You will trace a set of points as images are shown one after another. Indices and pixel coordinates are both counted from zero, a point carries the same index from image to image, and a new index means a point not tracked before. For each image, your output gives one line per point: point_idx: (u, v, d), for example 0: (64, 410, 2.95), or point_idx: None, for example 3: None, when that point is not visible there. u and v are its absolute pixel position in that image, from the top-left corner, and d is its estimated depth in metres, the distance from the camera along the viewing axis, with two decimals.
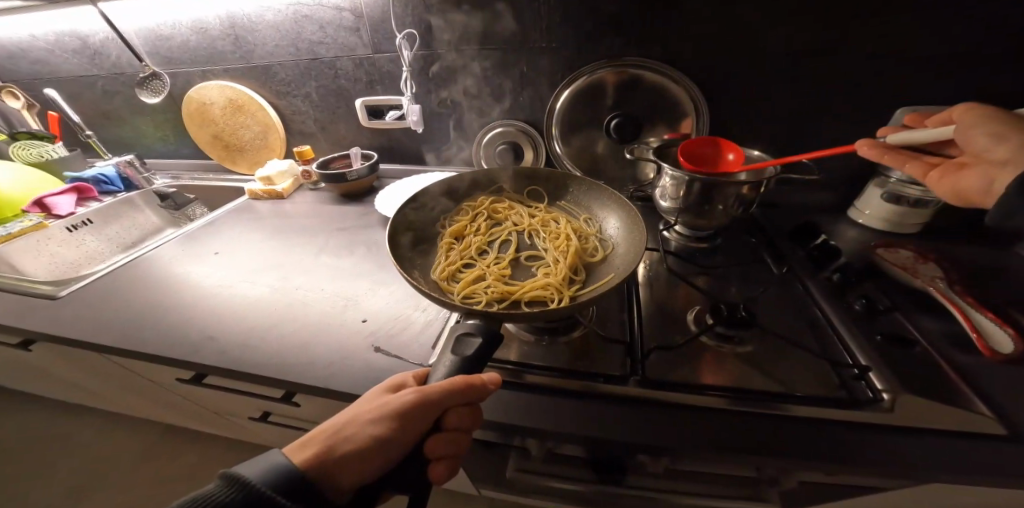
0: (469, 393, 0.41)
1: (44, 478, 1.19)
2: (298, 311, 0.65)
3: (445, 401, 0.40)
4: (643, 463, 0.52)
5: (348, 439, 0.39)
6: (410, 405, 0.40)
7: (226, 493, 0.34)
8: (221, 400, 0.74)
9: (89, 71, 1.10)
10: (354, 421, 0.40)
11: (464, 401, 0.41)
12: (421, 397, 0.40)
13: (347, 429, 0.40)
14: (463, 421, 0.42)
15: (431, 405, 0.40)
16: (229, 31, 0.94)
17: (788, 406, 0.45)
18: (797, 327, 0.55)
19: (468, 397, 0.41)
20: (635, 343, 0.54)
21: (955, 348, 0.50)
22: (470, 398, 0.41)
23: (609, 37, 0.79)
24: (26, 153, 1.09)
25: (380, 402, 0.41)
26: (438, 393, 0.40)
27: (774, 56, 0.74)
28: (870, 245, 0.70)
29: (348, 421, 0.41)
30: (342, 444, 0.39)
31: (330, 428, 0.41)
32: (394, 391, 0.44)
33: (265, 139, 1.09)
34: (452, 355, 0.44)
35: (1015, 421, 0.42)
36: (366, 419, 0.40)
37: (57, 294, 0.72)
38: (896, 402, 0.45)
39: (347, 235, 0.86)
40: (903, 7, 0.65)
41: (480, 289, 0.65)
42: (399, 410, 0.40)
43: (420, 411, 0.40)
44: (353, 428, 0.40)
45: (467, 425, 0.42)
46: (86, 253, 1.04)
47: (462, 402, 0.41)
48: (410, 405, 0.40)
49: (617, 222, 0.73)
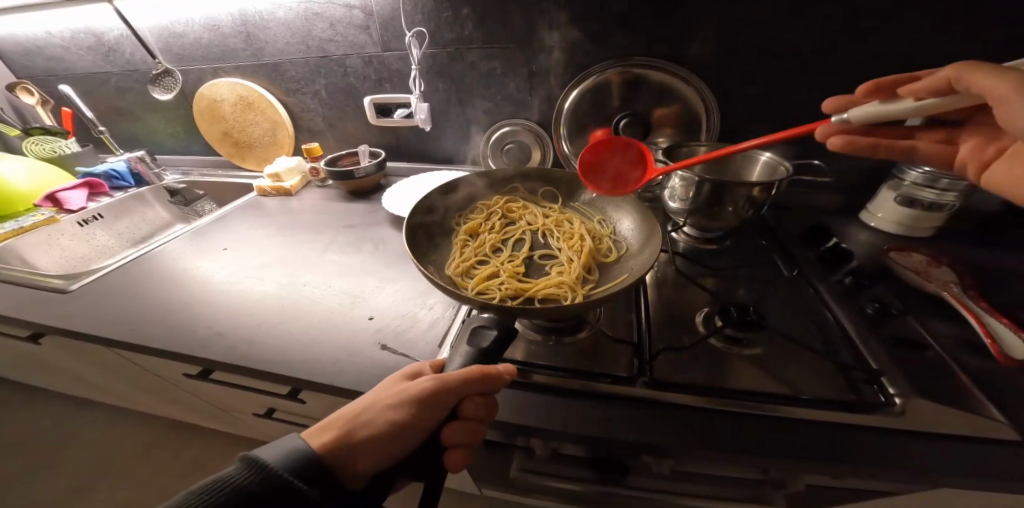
0: (486, 382, 0.42)
1: (51, 470, 1.21)
2: (306, 307, 0.65)
3: (461, 389, 0.41)
4: (648, 465, 0.52)
5: (366, 424, 0.40)
6: (428, 392, 0.41)
7: (246, 476, 0.34)
8: (227, 396, 0.74)
9: (103, 67, 1.12)
10: (373, 407, 0.42)
11: (480, 390, 0.42)
12: (438, 384, 0.41)
13: (366, 414, 0.41)
14: (480, 411, 0.42)
15: (448, 393, 0.41)
16: (241, 28, 0.95)
17: (797, 408, 0.44)
18: (807, 330, 0.55)
19: (484, 386, 0.42)
20: (643, 344, 0.54)
21: (968, 354, 0.50)
22: (486, 387, 0.42)
23: (619, 36, 0.78)
24: (41, 148, 1.11)
25: (398, 388, 0.43)
26: (455, 380, 0.41)
27: (786, 56, 0.73)
28: (882, 248, 0.69)
29: (367, 407, 0.42)
30: (359, 429, 0.40)
31: (349, 412, 0.42)
32: (412, 379, 0.45)
33: (273, 136, 1.09)
34: (468, 346, 0.46)
35: None
36: (384, 404, 0.41)
37: (68, 287, 0.72)
38: (908, 407, 0.44)
39: (354, 232, 0.86)
40: (918, 8, 0.64)
41: (494, 286, 0.66)
42: (416, 397, 0.41)
43: (436, 398, 0.41)
44: (371, 413, 0.41)
45: (484, 415, 0.42)
46: (96, 247, 1.06)
47: (479, 391, 0.42)
48: (428, 392, 0.41)
49: (632, 222, 0.73)
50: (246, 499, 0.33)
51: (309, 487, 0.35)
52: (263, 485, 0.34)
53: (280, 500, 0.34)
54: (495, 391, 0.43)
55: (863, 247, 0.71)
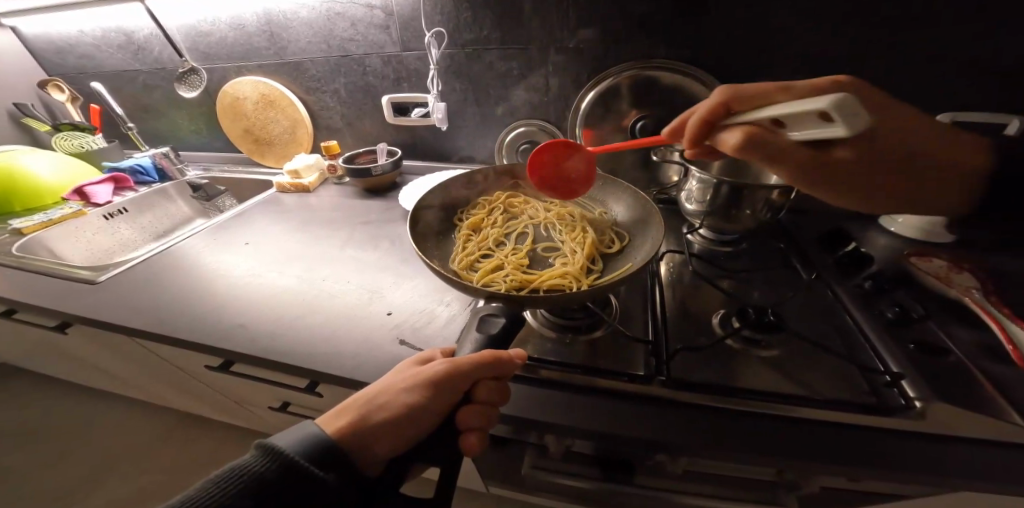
0: (499, 366, 0.43)
1: (73, 455, 1.25)
2: (324, 301, 0.66)
3: (475, 372, 0.42)
4: (661, 464, 0.52)
5: (380, 408, 0.41)
6: (442, 376, 0.42)
7: (261, 463, 0.35)
8: (244, 388, 0.76)
9: (131, 65, 1.15)
10: (386, 392, 0.43)
11: (493, 373, 0.43)
12: (452, 368, 0.42)
13: (381, 397, 0.42)
14: (493, 395, 0.43)
15: (463, 377, 0.42)
16: (265, 28, 0.97)
17: (813, 410, 0.44)
18: (824, 332, 0.55)
19: (497, 370, 0.43)
20: (659, 344, 0.54)
21: (987, 358, 0.49)
22: (500, 371, 0.43)
23: (638, 37, 0.78)
24: (69, 143, 1.16)
25: (412, 372, 0.44)
26: (468, 364, 0.42)
27: (807, 59, 0.72)
28: (902, 253, 0.68)
29: (381, 392, 0.43)
30: (375, 412, 0.41)
31: (362, 398, 0.43)
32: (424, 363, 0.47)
33: (293, 133, 1.12)
34: (478, 332, 0.48)
35: None
36: (399, 388, 0.42)
37: (96, 278, 0.75)
38: (927, 410, 0.43)
39: (371, 228, 0.88)
40: (946, 11, 0.63)
41: (500, 278, 0.66)
42: (430, 380, 0.42)
43: (451, 380, 0.42)
44: (385, 397, 0.42)
45: (497, 399, 0.43)
46: (120, 241, 1.09)
47: (493, 374, 0.43)
48: (441, 376, 0.42)
49: (633, 213, 0.73)
50: (264, 485, 0.34)
51: (326, 473, 0.36)
52: (278, 472, 0.35)
53: (296, 484, 0.35)
54: (506, 376, 0.44)
55: (882, 251, 0.70)
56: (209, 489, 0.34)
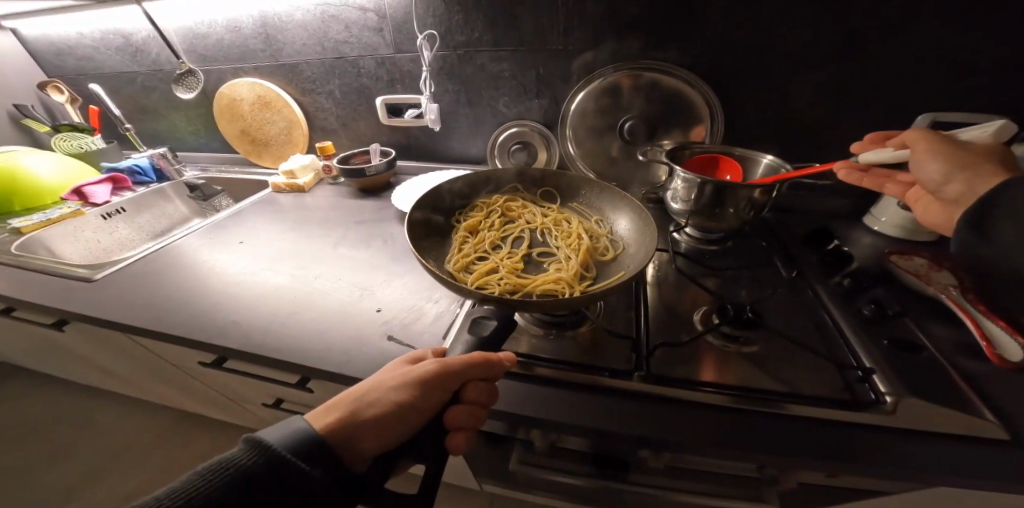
0: (488, 367, 0.44)
1: (69, 455, 1.25)
2: (316, 297, 0.68)
3: (464, 372, 0.43)
4: (645, 459, 0.53)
5: (371, 404, 0.42)
6: (431, 374, 0.43)
7: (249, 457, 0.36)
8: (239, 385, 0.77)
9: (130, 67, 1.16)
10: (377, 388, 0.44)
11: (483, 375, 0.44)
12: (441, 368, 0.43)
13: (370, 395, 0.43)
14: (482, 395, 0.44)
15: (452, 377, 0.43)
16: (261, 30, 0.98)
17: (788, 405, 0.46)
18: (804, 328, 0.56)
19: (487, 371, 0.44)
20: (641, 339, 0.55)
21: (962, 355, 0.50)
22: (489, 373, 0.44)
23: (628, 39, 0.79)
24: (69, 144, 1.17)
25: (401, 371, 0.45)
26: (458, 364, 0.43)
27: (793, 61, 0.74)
28: (883, 252, 0.69)
29: (372, 388, 0.44)
30: (364, 409, 0.42)
31: (353, 394, 0.44)
32: (415, 363, 0.47)
33: (288, 134, 1.13)
34: (470, 334, 0.49)
35: (1013, 424, 0.43)
36: (388, 385, 0.43)
37: (93, 276, 0.76)
38: (898, 405, 0.45)
39: (365, 228, 0.89)
40: (927, 13, 0.64)
41: (495, 281, 0.67)
42: (420, 379, 0.43)
43: (440, 380, 0.43)
44: (376, 394, 0.43)
45: (486, 400, 0.44)
46: (118, 239, 1.10)
47: (482, 376, 0.44)
48: (431, 374, 0.43)
49: (629, 222, 0.74)
50: (251, 478, 0.35)
51: (312, 467, 0.37)
52: (263, 467, 0.36)
53: (281, 479, 0.36)
54: (496, 377, 0.45)
55: (865, 250, 0.71)
56: (195, 482, 0.35)
